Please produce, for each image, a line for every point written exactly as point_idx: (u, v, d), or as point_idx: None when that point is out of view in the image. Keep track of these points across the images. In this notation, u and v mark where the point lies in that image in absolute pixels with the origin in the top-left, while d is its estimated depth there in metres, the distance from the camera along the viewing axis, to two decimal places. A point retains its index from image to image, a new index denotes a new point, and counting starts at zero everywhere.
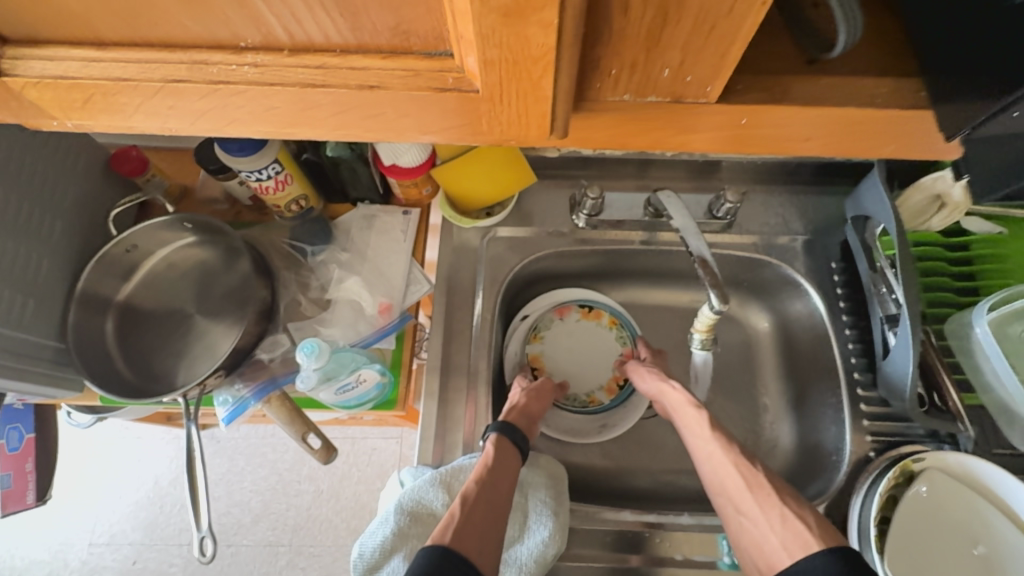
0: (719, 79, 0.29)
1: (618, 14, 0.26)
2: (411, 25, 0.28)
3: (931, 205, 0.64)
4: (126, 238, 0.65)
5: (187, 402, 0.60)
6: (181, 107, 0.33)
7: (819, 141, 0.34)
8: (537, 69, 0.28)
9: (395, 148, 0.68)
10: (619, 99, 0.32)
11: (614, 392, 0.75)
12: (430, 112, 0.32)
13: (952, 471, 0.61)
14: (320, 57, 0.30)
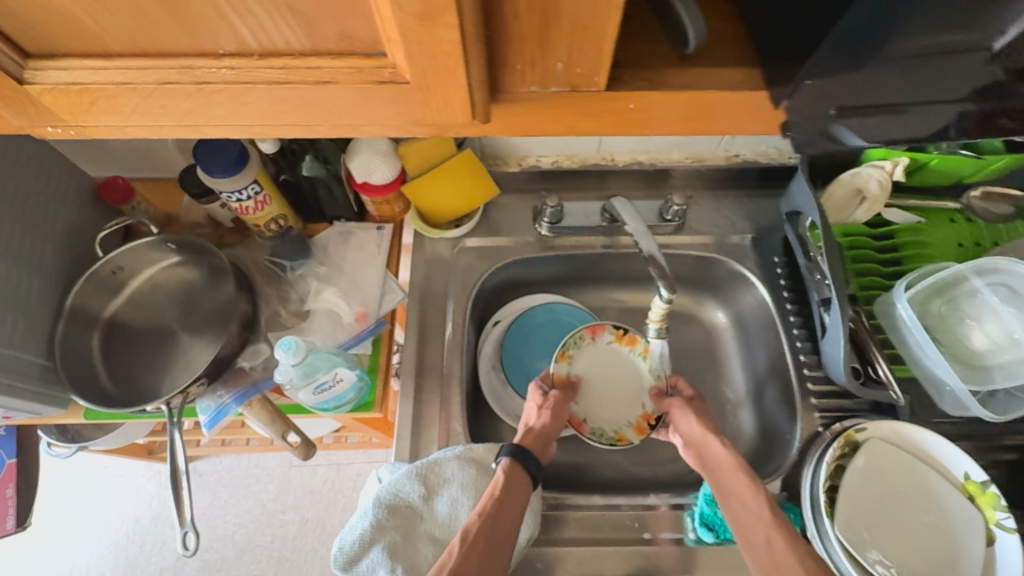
0: (603, 69, 0.32)
1: (510, 17, 0.28)
2: (354, 30, 0.29)
3: (853, 199, 0.72)
4: (113, 259, 0.69)
5: (170, 410, 0.63)
6: (174, 108, 0.34)
7: (697, 123, 0.37)
8: (453, 63, 0.29)
9: (367, 166, 0.72)
10: (529, 91, 0.34)
11: (644, 430, 0.73)
12: (377, 106, 0.33)
13: (890, 438, 0.65)
14: (282, 59, 0.31)
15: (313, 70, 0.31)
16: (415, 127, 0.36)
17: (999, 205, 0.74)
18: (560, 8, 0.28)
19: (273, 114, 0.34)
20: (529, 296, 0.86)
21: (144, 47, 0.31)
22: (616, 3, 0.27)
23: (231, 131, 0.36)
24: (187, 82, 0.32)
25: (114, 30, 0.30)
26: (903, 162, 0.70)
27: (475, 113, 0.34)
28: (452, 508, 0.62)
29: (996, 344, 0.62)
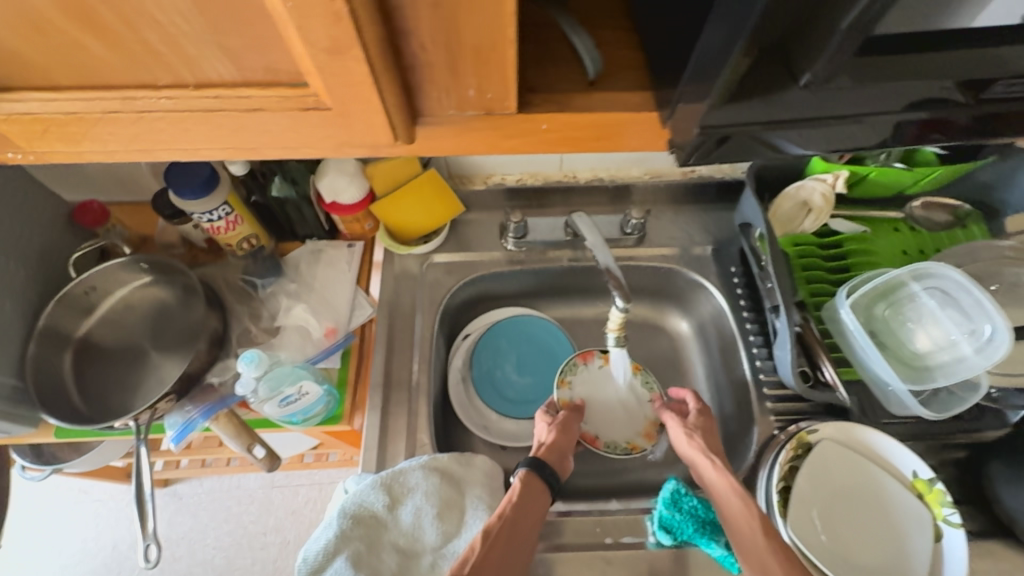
0: (512, 95, 0.35)
1: (418, 51, 0.31)
2: (278, 63, 0.32)
3: (800, 211, 0.76)
4: (85, 279, 0.71)
5: (138, 426, 0.65)
6: (120, 134, 0.36)
7: (608, 140, 0.41)
8: (368, 91, 0.32)
9: (335, 187, 0.75)
10: (450, 115, 0.37)
11: (653, 436, 0.78)
12: (307, 130, 0.36)
13: (841, 438, 0.67)
14: (214, 90, 0.33)
15: (243, 99, 0.34)
16: (350, 148, 0.39)
17: (938, 214, 0.78)
18: (462, 43, 0.31)
19: (215, 138, 0.37)
20: (498, 310, 0.88)
21: (89, 80, 0.33)
22: (510, 38, 0.30)
23: (178, 155, 0.39)
24: (130, 111, 0.34)
25: (62, 65, 0.32)
26: (843, 175, 0.74)
27: (396, 135, 0.37)
28: (416, 517, 0.63)
29: (939, 345, 0.64)
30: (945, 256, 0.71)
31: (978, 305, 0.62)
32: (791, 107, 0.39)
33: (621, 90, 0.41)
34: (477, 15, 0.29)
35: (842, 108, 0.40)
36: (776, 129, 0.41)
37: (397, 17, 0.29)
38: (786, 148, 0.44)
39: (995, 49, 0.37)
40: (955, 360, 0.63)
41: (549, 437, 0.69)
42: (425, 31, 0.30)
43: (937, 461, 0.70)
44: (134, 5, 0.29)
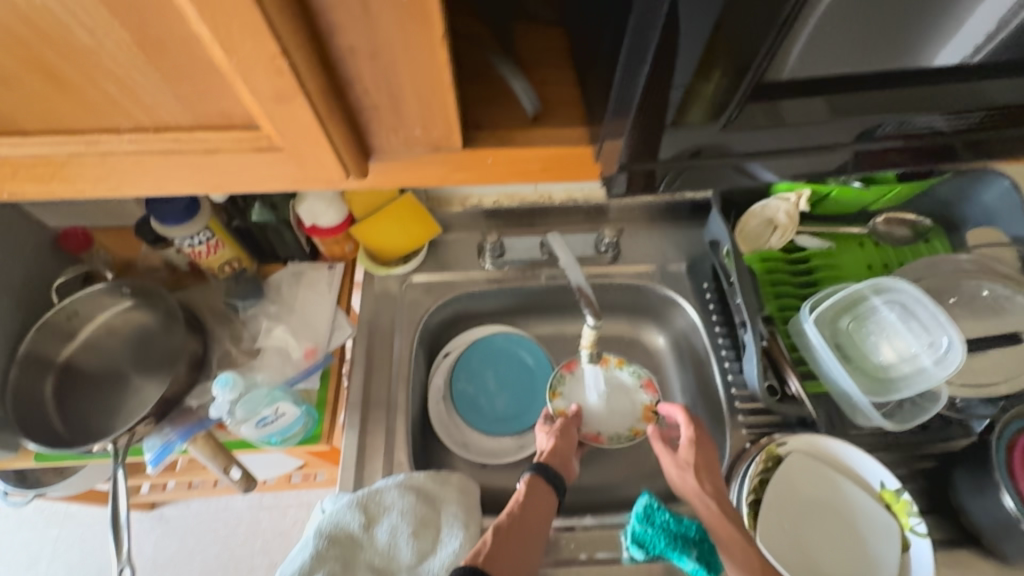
0: (454, 134, 0.38)
1: (361, 97, 0.35)
2: (229, 108, 0.35)
3: (767, 228, 0.78)
4: (67, 305, 0.73)
5: (116, 449, 0.66)
6: (87, 174, 0.39)
7: (553, 172, 0.44)
8: (314, 134, 0.35)
9: (314, 210, 0.77)
10: (399, 151, 0.40)
11: (652, 417, 0.81)
12: (263, 168, 0.39)
13: (808, 450, 0.69)
14: (173, 133, 0.36)
15: (200, 141, 0.37)
16: (308, 183, 0.41)
17: (899, 229, 0.81)
18: (401, 91, 0.34)
19: (178, 174, 0.39)
20: (477, 329, 0.89)
21: (55, 125, 0.36)
22: (446, 85, 0.33)
23: (144, 192, 0.41)
24: (94, 153, 0.37)
25: (30, 112, 0.35)
26: (806, 194, 0.77)
27: (348, 171, 0.39)
28: (392, 536, 0.63)
29: (902, 356, 0.66)
30: (905, 270, 0.73)
31: (935, 319, 0.65)
32: (732, 137, 0.44)
33: (563, 125, 0.43)
34: (413, 66, 0.32)
35: (771, 138, 0.45)
36: (753, 156, 0.47)
37: (339, 68, 0.32)
38: (759, 173, 0.50)
39: (904, 84, 0.42)
40: (917, 371, 0.65)
41: (549, 444, 0.72)
42: (368, 81, 0.33)
43: (906, 471, 0.72)
44: (94, 61, 0.32)
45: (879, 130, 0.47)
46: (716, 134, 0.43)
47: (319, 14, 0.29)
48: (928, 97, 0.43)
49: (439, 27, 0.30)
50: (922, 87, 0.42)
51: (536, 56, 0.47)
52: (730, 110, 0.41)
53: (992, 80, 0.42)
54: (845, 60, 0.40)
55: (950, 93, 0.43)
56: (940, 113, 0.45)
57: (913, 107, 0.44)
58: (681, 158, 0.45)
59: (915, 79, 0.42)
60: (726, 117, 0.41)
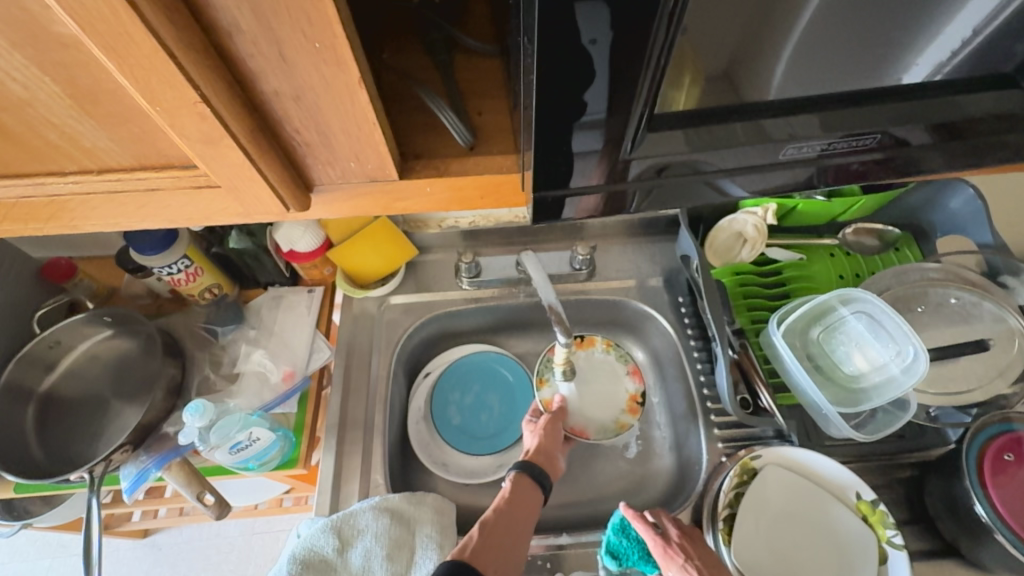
0: (389, 165, 0.40)
1: (293, 133, 0.36)
2: (166, 149, 0.37)
3: (737, 241, 0.80)
4: (47, 335, 0.74)
5: (92, 478, 0.67)
6: (40, 212, 0.41)
7: (492, 198, 0.46)
8: (248, 172, 0.36)
9: (291, 236, 0.78)
10: (345, 182, 0.42)
11: (637, 410, 0.83)
12: (206, 203, 0.41)
13: (786, 464, 0.69)
14: (116, 174, 0.38)
15: (140, 181, 0.39)
16: (254, 215, 0.43)
17: (868, 239, 0.82)
18: (332, 129, 0.36)
19: (129, 211, 0.41)
20: (456, 348, 0.90)
21: (6, 169, 0.38)
22: (372, 121, 0.35)
23: (98, 227, 0.43)
24: (43, 194, 0.39)
25: None
26: (771, 208, 0.78)
27: (287, 205, 0.41)
28: (365, 560, 0.63)
29: (873, 366, 0.66)
30: (874, 279, 0.74)
31: (899, 329, 0.65)
32: (671, 157, 0.45)
33: (498, 152, 0.44)
34: (337, 106, 0.34)
35: (711, 160, 0.46)
36: (727, 173, 0.48)
37: (269, 110, 0.34)
38: (728, 188, 0.50)
39: (835, 107, 0.44)
40: (886, 381, 0.65)
41: (530, 449, 0.72)
42: (296, 119, 0.35)
43: (884, 481, 0.71)
44: (30, 112, 0.33)
45: (785, 154, 0.47)
46: (625, 160, 0.44)
47: (240, 61, 0.31)
48: (849, 117, 0.44)
49: (355, 70, 0.31)
50: (827, 112, 0.44)
51: (480, 87, 0.49)
52: (629, 138, 0.42)
53: (901, 105, 0.44)
54: (786, 80, 0.41)
55: (869, 112, 0.44)
56: (867, 129, 0.45)
57: (857, 125, 0.45)
58: (645, 178, 0.47)
59: (817, 107, 0.43)
60: (626, 149, 0.43)
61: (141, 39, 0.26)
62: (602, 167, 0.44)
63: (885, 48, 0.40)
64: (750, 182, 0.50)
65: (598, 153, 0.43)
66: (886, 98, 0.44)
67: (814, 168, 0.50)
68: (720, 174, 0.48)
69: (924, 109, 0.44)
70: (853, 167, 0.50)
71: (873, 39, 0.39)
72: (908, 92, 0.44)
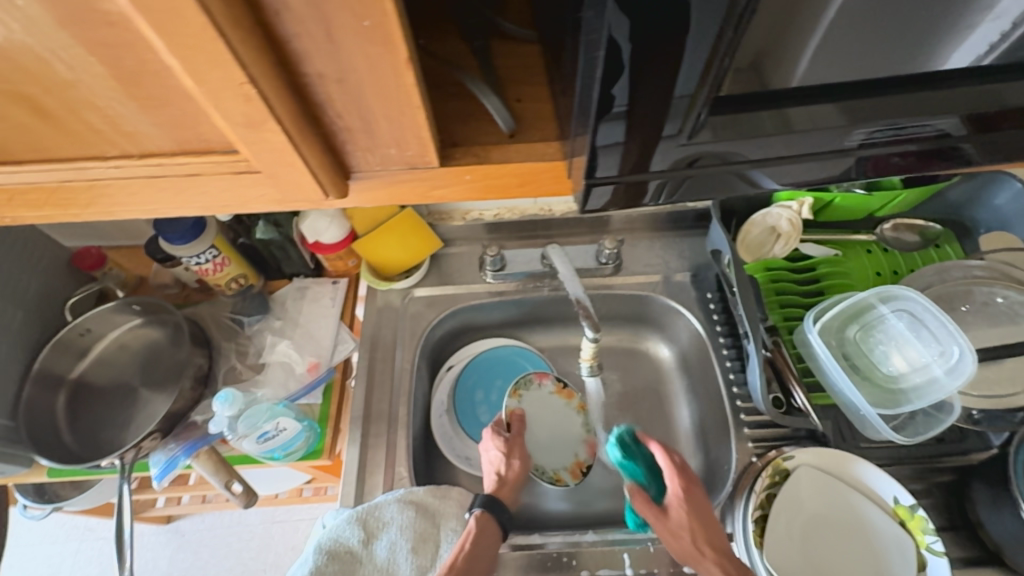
0: (430, 152, 0.39)
1: (335, 118, 0.36)
2: (207, 135, 0.37)
3: (770, 236, 0.78)
4: (79, 323, 0.75)
5: (123, 464, 0.68)
6: (80, 197, 0.41)
7: (531, 187, 0.45)
8: (289, 156, 0.36)
9: (316, 228, 0.78)
10: (384, 169, 0.41)
11: (578, 475, 0.77)
12: (245, 190, 0.41)
13: (820, 465, 0.67)
14: (157, 159, 0.38)
15: (180, 166, 0.38)
16: (290, 202, 0.42)
17: (908, 235, 0.79)
18: (373, 112, 0.35)
19: (167, 197, 0.41)
20: (479, 342, 0.90)
21: (48, 154, 0.38)
22: (416, 105, 0.35)
23: (136, 213, 0.43)
24: (85, 178, 0.39)
25: (22, 143, 0.37)
26: (807, 201, 0.76)
27: (326, 191, 0.41)
28: (391, 552, 0.64)
29: (913, 366, 0.64)
30: (915, 277, 0.71)
31: (944, 328, 0.62)
32: (717, 146, 0.43)
33: (539, 140, 0.43)
34: (382, 89, 0.33)
35: (748, 150, 0.44)
36: (761, 164, 0.46)
37: (310, 93, 0.34)
38: (761, 180, 0.49)
39: (892, 96, 0.41)
40: (928, 382, 0.62)
41: (490, 487, 0.68)
42: (338, 102, 0.34)
43: (922, 486, 0.69)
44: (72, 94, 0.33)
45: (852, 139, 0.44)
46: (678, 148, 0.42)
47: (285, 41, 0.30)
48: (910, 104, 0.42)
49: (403, 50, 0.30)
50: (886, 98, 0.42)
51: (517, 74, 0.48)
52: (687, 124, 0.39)
53: (968, 89, 0.42)
54: (850, 61, 0.39)
55: (933, 98, 0.42)
56: (932, 117, 0.43)
57: (921, 112, 0.42)
58: (679, 170, 0.45)
59: (878, 90, 0.41)
60: (683, 136, 0.41)
61: (190, 15, 0.26)
62: (646, 155, 0.42)
63: (959, 29, 0.38)
64: (794, 173, 0.48)
65: (625, 145, 0.41)
66: (952, 82, 0.41)
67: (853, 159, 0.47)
68: (765, 162, 0.46)
69: (993, 96, 0.42)
70: (898, 159, 0.48)
71: (950, 19, 0.37)
72: (983, 74, 0.41)
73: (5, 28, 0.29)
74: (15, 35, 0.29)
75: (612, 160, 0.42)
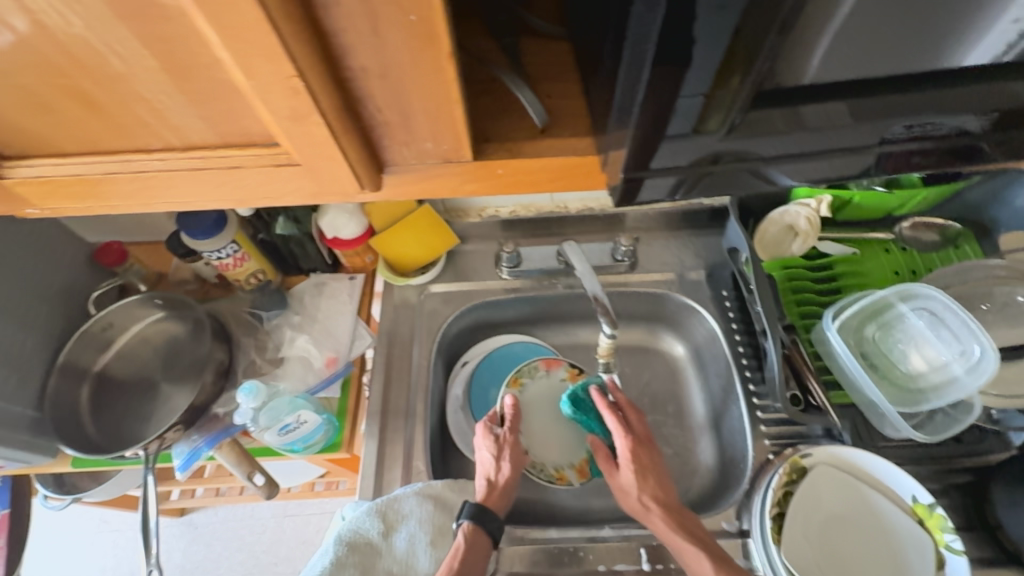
0: (465, 145, 0.40)
1: (375, 113, 0.36)
2: (251, 128, 0.38)
3: (787, 234, 0.78)
4: (103, 316, 0.76)
5: (147, 455, 0.69)
6: (121, 190, 0.42)
7: (561, 182, 0.45)
8: (332, 149, 0.37)
9: (336, 224, 0.79)
10: (418, 163, 0.42)
11: (583, 474, 0.77)
12: (282, 183, 0.42)
13: (836, 463, 0.67)
14: (200, 151, 0.39)
15: (222, 158, 0.39)
16: (324, 196, 0.43)
17: (926, 234, 0.79)
18: (413, 107, 0.36)
19: (205, 189, 0.42)
20: (495, 337, 0.90)
21: (95, 146, 0.39)
22: (455, 99, 0.35)
23: (174, 205, 0.44)
24: (128, 171, 0.40)
25: (70, 135, 0.38)
26: (826, 200, 0.76)
27: (362, 184, 0.41)
28: (410, 543, 0.65)
29: (931, 366, 0.64)
30: (935, 277, 0.71)
31: (965, 326, 0.62)
32: (748, 144, 0.42)
33: (570, 135, 0.44)
34: (422, 83, 0.34)
35: (761, 148, 0.42)
36: (775, 162, 0.44)
37: (352, 88, 0.34)
38: (777, 178, 0.47)
39: (939, 91, 0.40)
40: (947, 381, 0.62)
41: (482, 494, 0.67)
42: (378, 97, 0.35)
43: (940, 485, 0.69)
44: (123, 87, 0.34)
45: (891, 134, 0.43)
46: (717, 143, 0.41)
47: (332, 37, 0.30)
48: (956, 96, 0.40)
49: (447, 45, 0.31)
50: (928, 92, 0.40)
51: (545, 69, 0.48)
52: (731, 116, 0.39)
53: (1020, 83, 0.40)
54: (901, 54, 0.37)
55: (979, 93, 0.40)
56: (968, 113, 0.42)
57: (961, 106, 0.41)
58: (700, 166, 0.43)
59: (922, 84, 0.39)
60: (729, 125, 0.39)
61: (247, 9, 0.26)
62: (686, 153, 0.42)
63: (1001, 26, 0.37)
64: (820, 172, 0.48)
65: (668, 138, 0.40)
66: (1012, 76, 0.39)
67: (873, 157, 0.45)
68: (806, 157, 0.44)
69: None
70: (917, 159, 0.46)
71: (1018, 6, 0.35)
72: None
73: (66, 22, 0.30)
74: (74, 29, 0.30)
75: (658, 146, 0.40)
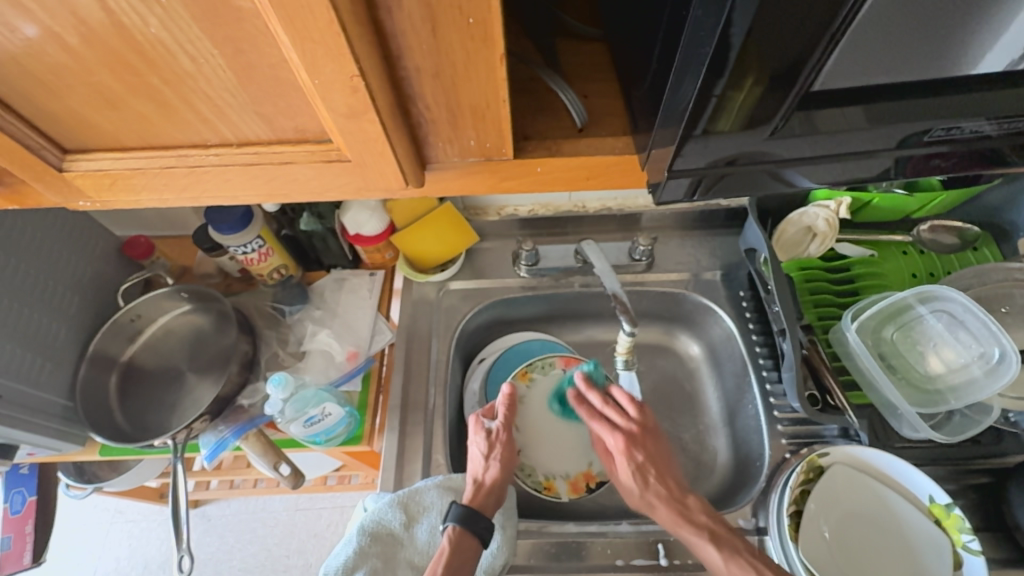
0: (508, 144, 0.41)
1: (426, 112, 0.38)
2: (306, 125, 0.39)
3: (805, 235, 0.78)
4: (131, 308, 0.78)
5: (176, 444, 0.70)
6: (171, 184, 0.44)
7: (595, 180, 0.47)
8: (384, 147, 0.38)
9: (358, 220, 0.80)
10: (459, 160, 0.43)
11: (575, 491, 0.76)
12: (328, 177, 0.43)
13: (855, 463, 0.67)
14: (254, 147, 0.41)
15: (276, 154, 0.41)
16: (368, 191, 0.45)
17: (945, 237, 0.79)
18: (463, 105, 0.37)
19: (253, 183, 0.44)
20: (511, 334, 0.90)
21: (153, 142, 0.41)
22: (502, 99, 0.36)
23: (222, 198, 0.46)
24: (183, 166, 0.42)
25: (130, 131, 0.40)
26: (844, 202, 0.77)
27: (407, 180, 0.43)
28: (431, 535, 0.66)
29: (950, 367, 0.64)
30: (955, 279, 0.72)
31: (985, 327, 0.63)
32: (775, 145, 0.42)
33: (608, 134, 0.45)
34: (474, 81, 0.35)
35: (783, 150, 0.43)
36: (788, 164, 0.45)
37: (405, 86, 0.35)
38: (795, 179, 0.47)
39: (986, 94, 0.39)
40: (967, 382, 0.63)
41: (469, 495, 0.67)
42: (430, 95, 0.36)
43: (957, 486, 0.69)
44: (189, 87, 0.36)
45: (930, 134, 0.43)
46: (759, 143, 0.42)
47: (390, 38, 0.32)
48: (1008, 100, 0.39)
49: (501, 45, 0.32)
50: (976, 96, 0.39)
51: (581, 70, 0.49)
52: (776, 119, 0.39)
53: None
54: (944, 62, 0.37)
55: None
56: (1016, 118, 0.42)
57: (1009, 111, 0.40)
58: (716, 167, 0.44)
59: (971, 87, 0.39)
60: (773, 126, 0.40)
61: (319, 12, 0.28)
62: (716, 154, 0.42)
63: None
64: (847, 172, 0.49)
65: (702, 139, 0.40)
66: None
67: (893, 159, 0.46)
68: (833, 159, 0.45)
69: None
70: (938, 162, 0.46)
71: None
72: None
73: (144, 23, 0.31)
74: (150, 29, 0.31)
75: (694, 150, 0.41)
